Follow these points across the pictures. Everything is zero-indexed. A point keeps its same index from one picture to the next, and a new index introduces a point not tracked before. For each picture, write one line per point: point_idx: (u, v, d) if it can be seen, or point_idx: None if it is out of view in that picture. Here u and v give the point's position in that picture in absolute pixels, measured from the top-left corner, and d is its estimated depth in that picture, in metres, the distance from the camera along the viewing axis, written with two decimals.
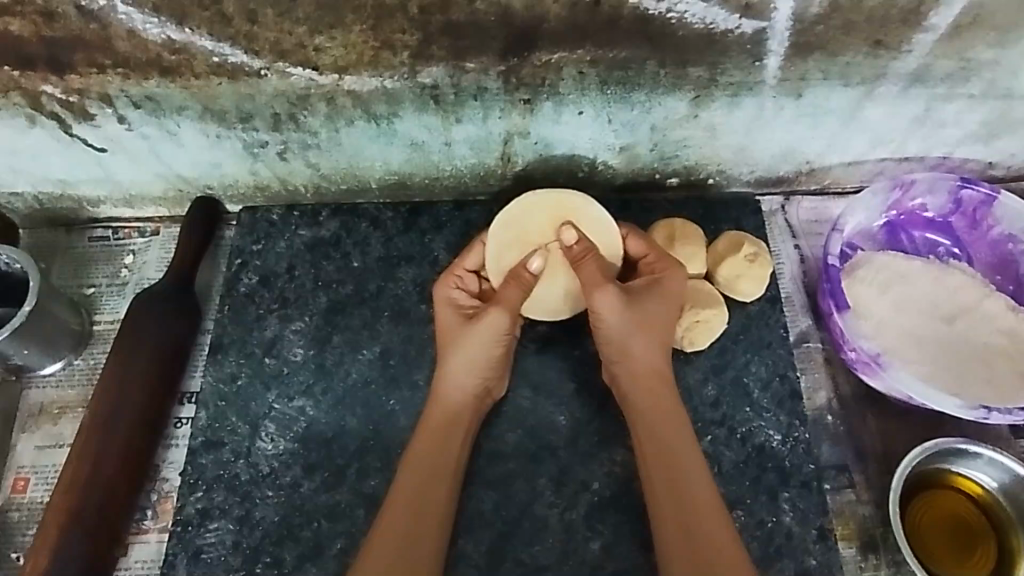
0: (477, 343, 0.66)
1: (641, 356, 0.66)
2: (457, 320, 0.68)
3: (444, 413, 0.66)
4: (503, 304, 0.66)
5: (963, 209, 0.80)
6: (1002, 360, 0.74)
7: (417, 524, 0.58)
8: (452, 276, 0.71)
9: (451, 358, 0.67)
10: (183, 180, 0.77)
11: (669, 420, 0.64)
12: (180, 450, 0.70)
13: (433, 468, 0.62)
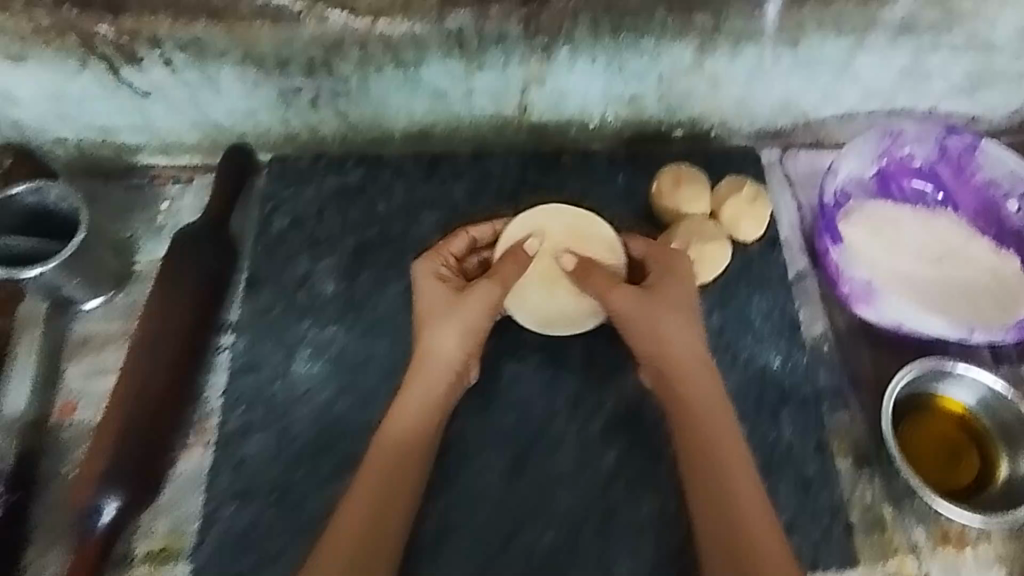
0: (466, 314, 0.67)
1: (673, 345, 0.66)
2: (445, 294, 0.68)
3: (426, 375, 0.66)
4: (498, 276, 0.68)
5: (948, 156, 0.85)
6: (986, 295, 0.79)
7: (399, 458, 0.62)
8: (437, 255, 0.71)
9: (443, 326, 0.67)
10: (219, 128, 0.82)
11: (714, 407, 0.64)
12: (222, 375, 0.74)
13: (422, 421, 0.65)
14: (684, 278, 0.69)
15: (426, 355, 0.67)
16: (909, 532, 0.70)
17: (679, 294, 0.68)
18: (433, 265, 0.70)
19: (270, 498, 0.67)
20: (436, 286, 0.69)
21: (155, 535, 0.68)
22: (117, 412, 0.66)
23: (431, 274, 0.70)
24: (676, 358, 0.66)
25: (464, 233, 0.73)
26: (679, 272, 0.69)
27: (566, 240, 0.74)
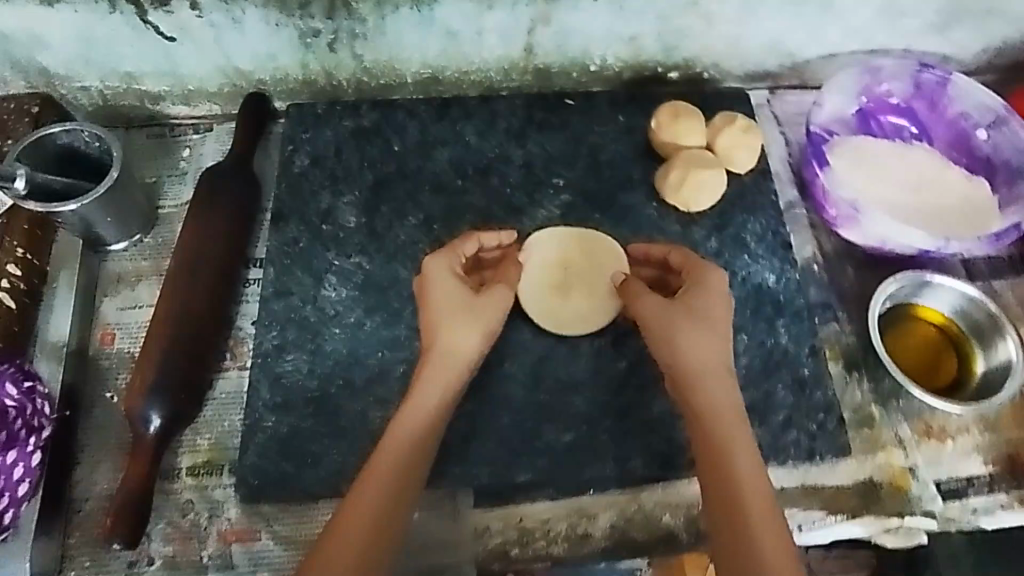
0: (482, 315, 0.70)
1: (694, 349, 0.66)
2: (461, 293, 0.70)
3: (436, 371, 0.67)
4: (506, 280, 0.72)
5: (923, 92, 0.91)
6: (959, 217, 0.85)
7: (413, 451, 0.63)
8: (451, 256, 0.72)
9: (457, 324, 0.68)
10: (239, 74, 0.86)
11: (729, 415, 0.63)
12: (253, 305, 0.79)
13: (435, 418, 0.65)
14: (710, 288, 0.69)
15: (437, 355, 0.67)
16: (895, 428, 0.76)
17: (705, 305, 0.68)
18: (446, 264, 0.71)
19: (306, 410, 0.71)
20: (449, 286, 0.70)
21: (198, 450, 0.72)
22: (160, 337, 0.70)
23: (444, 274, 0.71)
24: (697, 365, 0.65)
25: (475, 237, 0.74)
26: (704, 283, 0.70)
27: (576, 251, 0.80)
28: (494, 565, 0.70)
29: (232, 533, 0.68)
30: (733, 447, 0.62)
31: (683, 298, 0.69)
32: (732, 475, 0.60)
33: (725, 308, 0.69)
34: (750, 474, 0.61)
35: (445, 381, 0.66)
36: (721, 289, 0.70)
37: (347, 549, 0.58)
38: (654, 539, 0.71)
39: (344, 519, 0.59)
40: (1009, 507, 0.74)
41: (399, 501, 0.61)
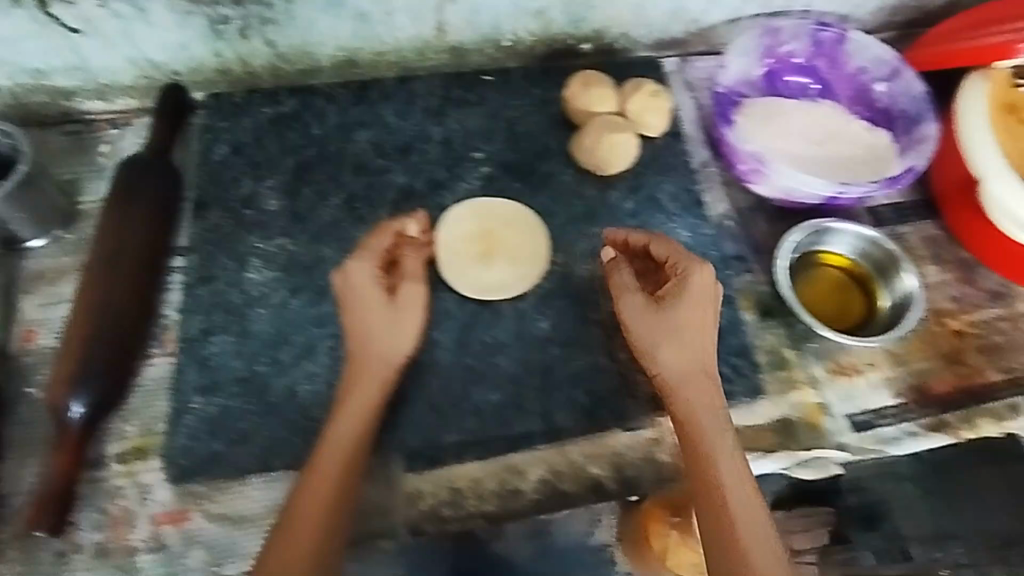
0: (399, 317, 0.72)
1: (675, 355, 0.67)
2: (379, 298, 0.71)
3: (370, 366, 0.70)
4: (415, 276, 0.74)
5: (823, 49, 0.95)
6: (862, 165, 0.89)
7: (351, 454, 0.66)
8: (372, 255, 0.72)
9: (377, 331, 0.71)
10: (152, 66, 0.86)
11: (712, 423, 0.66)
12: (178, 292, 0.79)
13: (368, 422, 0.68)
14: (689, 291, 0.68)
15: (364, 360, 0.70)
16: (809, 368, 0.80)
17: (688, 310, 0.68)
18: (369, 265, 0.72)
19: (234, 389, 0.72)
20: (368, 292, 0.71)
21: (127, 436, 0.72)
22: (82, 328, 0.70)
23: (365, 274, 0.72)
24: (677, 370, 0.67)
25: (389, 228, 0.74)
26: (687, 282, 0.69)
27: (498, 221, 0.82)
28: (428, 526, 0.71)
29: (165, 515, 0.68)
30: (717, 451, 0.64)
31: (664, 299, 0.69)
32: (716, 482, 0.63)
33: (709, 307, 0.69)
34: (734, 479, 0.64)
35: (380, 376, 0.70)
36: (705, 288, 0.69)
37: (300, 555, 0.62)
38: (583, 488, 0.74)
39: (293, 519, 0.63)
40: (917, 435, 0.79)
41: (342, 502, 0.65)
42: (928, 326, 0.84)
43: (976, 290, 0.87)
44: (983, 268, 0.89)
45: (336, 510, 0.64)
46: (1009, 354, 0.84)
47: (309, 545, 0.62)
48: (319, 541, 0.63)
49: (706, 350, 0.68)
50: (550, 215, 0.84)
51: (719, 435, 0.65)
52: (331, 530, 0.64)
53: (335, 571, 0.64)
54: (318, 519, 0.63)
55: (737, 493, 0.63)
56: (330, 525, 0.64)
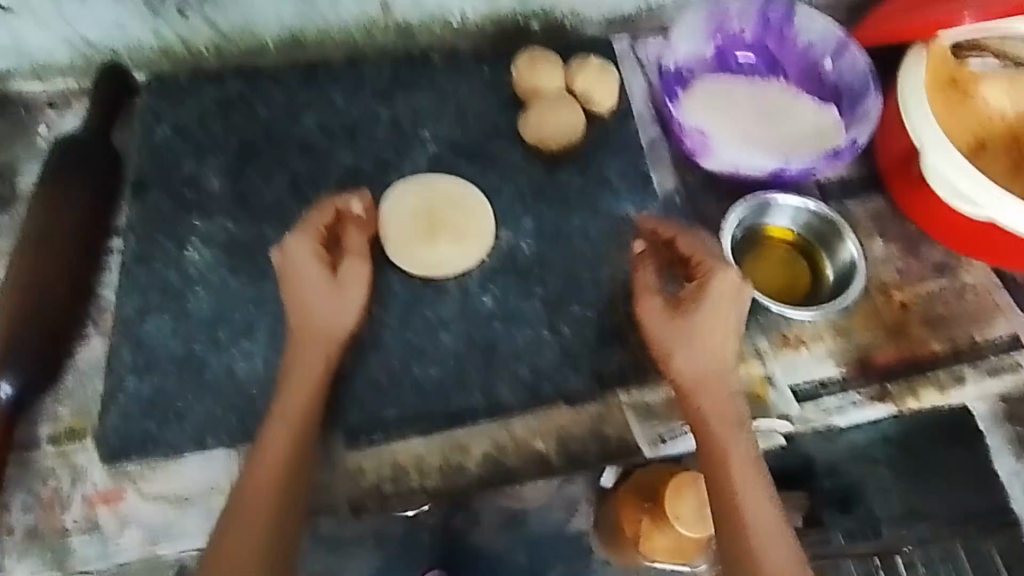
0: (342, 294, 0.71)
1: (694, 360, 0.67)
2: (319, 275, 0.70)
3: (311, 343, 0.69)
4: (358, 252, 0.73)
5: (772, 27, 0.94)
6: (806, 142, 0.89)
7: (300, 430, 0.67)
8: (311, 232, 0.71)
9: (318, 309, 0.70)
10: (90, 45, 0.85)
11: (732, 430, 0.67)
12: (115, 273, 0.79)
13: (315, 398, 0.68)
14: (714, 294, 0.67)
15: (309, 336, 0.69)
16: (754, 341, 0.80)
17: (711, 313, 0.67)
18: (307, 242, 0.70)
19: (170, 367, 0.71)
20: (308, 269, 0.70)
21: (60, 418, 0.71)
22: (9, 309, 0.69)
23: (303, 251, 0.70)
24: (696, 375, 0.67)
25: (329, 206, 0.73)
26: (708, 286, 0.68)
27: (442, 198, 0.80)
28: (370, 502, 0.72)
29: (98, 495, 0.69)
30: (735, 460, 0.65)
31: (684, 302, 0.69)
32: (736, 492, 0.64)
33: (734, 310, 0.68)
34: (753, 488, 0.65)
35: (321, 352, 0.69)
36: (732, 292, 0.67)
37: (256, 527, 0.63)
38: (527, 464, 0.74)
39: (246, 495, 0.64)
40: (861, 405, 0.79)
41: (295, 477, 0.66)
42: (872, 298, 0.85)
43: (921, 263, 0.88)
44: (928, 241, 0.89)
45: (289, 486, 0.65)
46: (953, 325, 0.85)
47: (266, 522, 0.63)
48: (274, 517, 0.64)
49: (728, 354, 0.68)
50: (496, 192, 0.83)
51: (739, 443, 0.66)
52: (288, 505, 0.65)
53: (293, 544, 0.65)
54: (271, 495, 0.64)
55: (755, 504, 0.64)
56: (284, 500, 0.65)
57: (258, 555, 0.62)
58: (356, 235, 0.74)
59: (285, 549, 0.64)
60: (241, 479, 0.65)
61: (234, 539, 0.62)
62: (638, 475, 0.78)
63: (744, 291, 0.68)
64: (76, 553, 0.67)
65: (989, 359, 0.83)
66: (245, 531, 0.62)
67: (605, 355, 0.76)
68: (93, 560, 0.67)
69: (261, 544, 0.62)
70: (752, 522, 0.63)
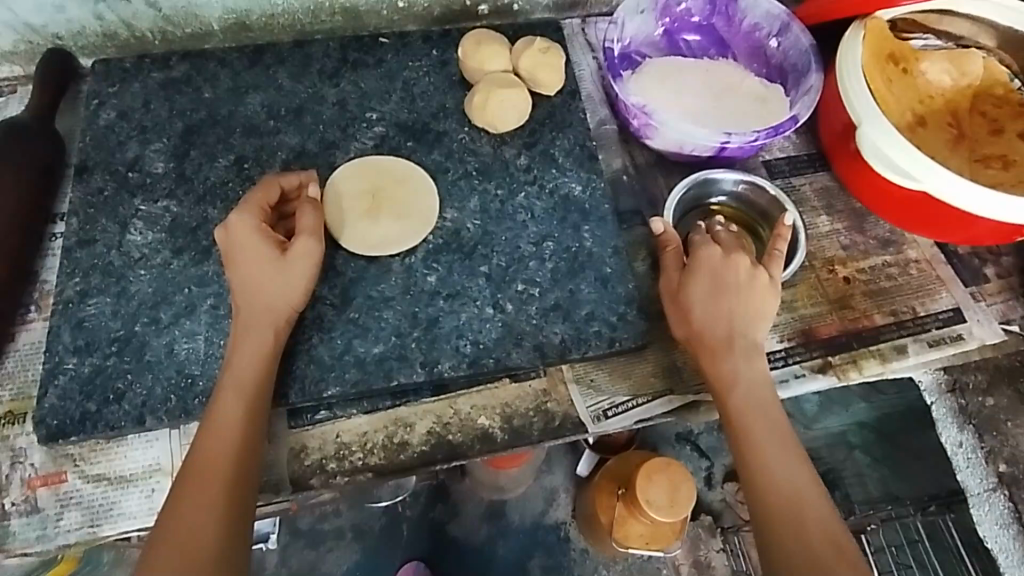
0: (291, 270, 0.70)
1: (701, 325, 0.72)
2: (264, 251, 0.70)
3: (256, 318, 0.69)
4: (307, 230, 0.71)
5: (717, 7, 0.95)
6: (754, 115, 0.90)
7: (253, 400, 0.67)
8: (254, 209, 0.71)
9: (264, 283, 0.70)
10: (32, 31, 0.85)
11: (752, 386, 0.71)
12: (56, 257, 0.79)
13: (265, 371, 0.68)
14: (711, 265, 0.73)
15: (257, 310, 0.69)
16: None
17: (706, 285, 0.73)
18: (250, 219, 0.71)
19: (110, 349, 0.71)
20: (251, 244, 0.70)
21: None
22: None
23: (246, 228, 0.70)
24: (705, 339, 0.72)
25: (272, 182, 0.74)
26: (705, 262, 0.73)
27: (391, 178, 0.82)
28: (314, 479, 0.71)
29: (38, 478, 0.68)
30: (748, 410, 0.70)
31: (689, 276, 0.74)
32: (760, 442, 0.69)
33: (736, 275, 0.73)
34: (773, 434, 0.69)
35: (270, 329, 0.69)
36: (731, 258, 0.73)
37: (207, 494, 0.63)
38: (471, 440, 0.74)
39: (200, 472, 0.64)
40: (803, 376, 0.80)
41: (248, 447, 0.66)
42: (816, 272, 0.86)
43: (865, 238, 0.89)
44: (874, 216, 0.90)
45: (243, 461, 0.65)
46: (895, 297, 0.85)
47: (218, 497, 0.63)
48: (227, 492, 0.63)
49: (741, 319, 0.72)
50: (442, 171, 0.84)
51: (754, 400, 0.70)
52: (242, 481, 0.64)
53: (250, 510, 0.65)
54: (222, 471, 0.64)
55: (775, 449, 0.69)
56: (238, 468, 0.64)
57: (217, 528, 0.62)
58: (307, 214, 0.72)
59: (239, 525, 0.63)
60: (190, 457, 0.65)
61: (188, 514, 0.62)
62: (612, 466, 1.02)
63: (742, 259, 0.74)
64: (16, 536, 0.66)
65: (931, 331, 0.83)
66: (201, 503, 0.62)
67: (547, 329, 0.77)
68: (33, 543, 0.66)
69: (219, 510, 0.62)
70: (773, 468, 0.67)
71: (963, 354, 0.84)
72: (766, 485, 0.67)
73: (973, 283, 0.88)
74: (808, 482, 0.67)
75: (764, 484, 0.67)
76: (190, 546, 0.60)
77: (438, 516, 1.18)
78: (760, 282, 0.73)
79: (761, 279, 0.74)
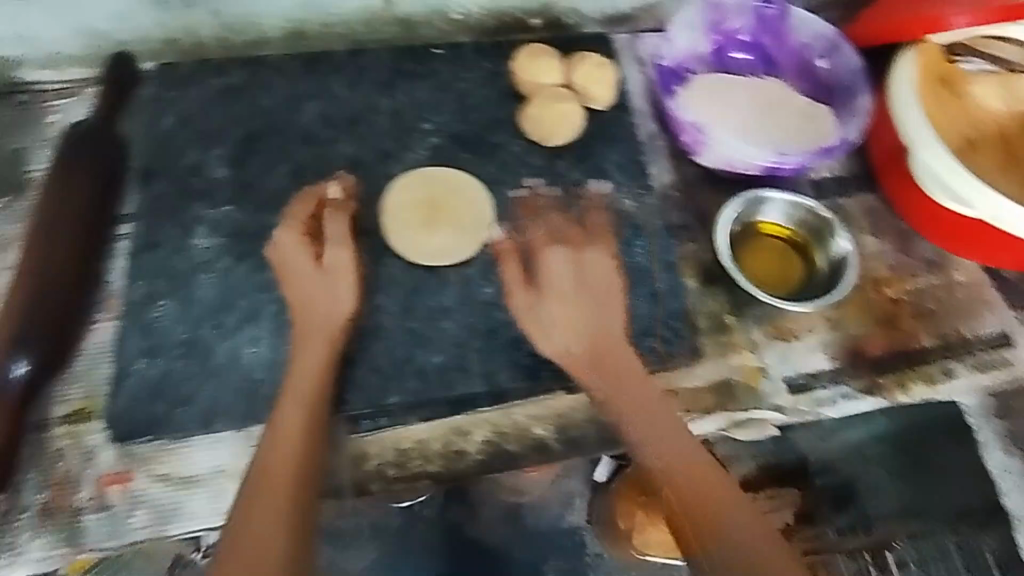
0: (337, 280, 0.72)
1: (586, 345, 0.70)
2: (310, 263, 0.72)
3: (313, 329, 0.71)
4: (343, 242, 0.74)
5: (768, 26, 0.96)
6: (803, 132, 0.90)
7: (314, 409, 0.68)
8: (296, 223, 0.73)
9: (319, 296, 0.72)
10: (98, 35, 0.86)
11: (650, 408, 0.68)
12: (123, 259, 0.79)
13: (322, 381, 0.70)
14: (567, 270, 0.73)
15: (317, 320, 0.71)
16: (748, 332, 0.82)
17: (577, 297, 0.71)
18: (296, 234, 0.73)
19: (177, 352, 0.73)
20: (301, 257, 0.72)
21: (70, 400, 0.72)
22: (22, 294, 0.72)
23: (293, 242, 0.73)
24: (591, 360, 0.70)
25: (311, 197, 0.76)
26: (570, 271, 0.73)
27: (445, 189, 0.83)
28: (374, 484, 0.73)
29: (108, 476, 0.69)
30: (657, 441, 0.66)
31: (546, 291, 0.72)
32: (690, 485, 0.63)
33: (568, 278, 0.72)
34: (696, 468, 0.64)
35: (325, 338, 0.70)
36: (571, 258, 0.73)
37: (276, 496, 0.62)
38: (526, 448, 0.76)
39: (265, 476, 0.63)
40: (852, 397, 0.81)
41: (311, 452, 0.66)
42: (863, 291, 0.87)
43: (912, 259, 0.89)
44: (919, 237, 0.91)
45: (307, 465, 0.66)
46: (943, 319, 0.86)
47: (286, 498, 0.62)
48: (296, 494, 0.63)
49: (613, 323, 0.72)
50: (498, 184, 0.85)
51: (661, 429, 0.67)
52: (308, 484, 0.65)
53: (314, 514, 0.64)
54: (288, 474, 0.64)
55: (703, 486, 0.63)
56: (302, 471, 0.65)
57: (285, 529, 0.60)
58: (335, 222, 0.74)
59: (305, 528, 0.62)
60: (255, 464, 0.65)
61: (256, 518, 0.60)
62: None
63: (590, 255, 0.74)
64: (88, 532, 0.68)
65: (976, 354, 0.85)
66: (270, 505, 0.61)
67: None
68: (106, 540, 0.68)
69: (285, 513, 0.61)
70: (726, 524, 0.60)
71: (1009, 378, 0.85)
72: (682, 496, 0.63)
73: (1019, 305, 0.88)
74: (721, 480, 0.64)
75: (680, 492, 0.63)
76: (263, 550, 0.59)
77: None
78: (612, 278, 0.74)
79: (604, 272, 0.74)
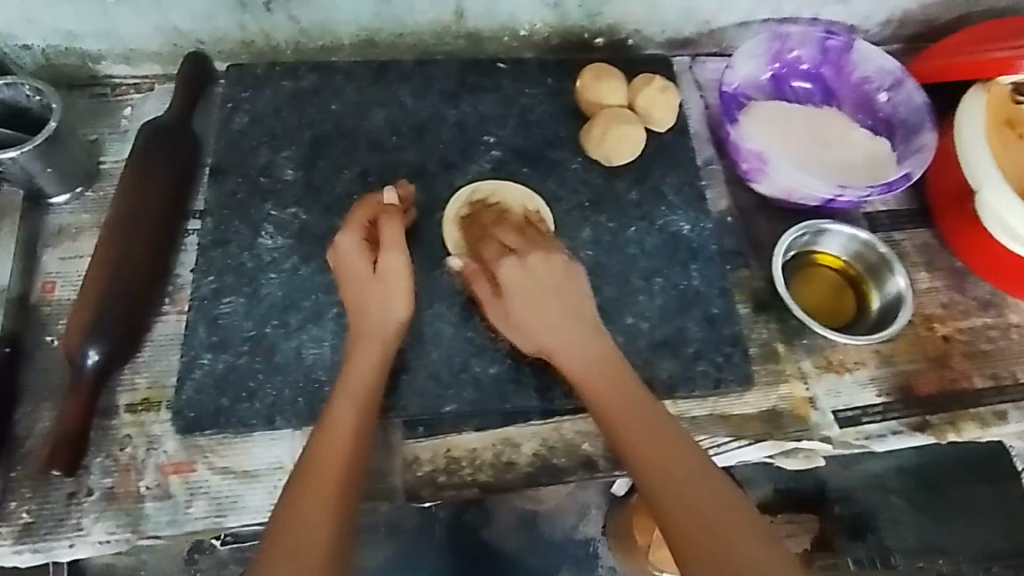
0: (393, 285, 0.72)
1: (569, 358, 0.70)
2: (368, 268, 0.72)
3: (369, 331, 0.72)
4: (398, 246, 0.73)
5: (830, 57, 0.97)
6: (862, 167, 0.91)
7: (365, 412, 0.69)
8: (355, 228, 0.74)
9: (375, 300, 0.72)
10: (179, 34, 0.89)
11: (648, 420, 0.67)
12: (191, 254, 0.83)
13: (375, 383, 0.70)
14: (514, 279, 0.70)
15: (374, 324, 0.72)
16: (798, 362, 0.83)
17: (534, 307, 0.70)
18: (354, 238, 0.74)
19: (243, 348, 0.75)
20: (358, 261, 0.73)
21: (136, 389, 0.75)
22: (100, 283, 0.73)
23: (352, 246, 0.73)
24: (577, 374, 0.69)
25: (371, 201, 0.77)
26: (525, 279, 0.70)
27: (507, 204, 0.85)
28: (425, 491, 0.74)
29: (170, 465, 0.72)
30: (659, 455, 0.65)
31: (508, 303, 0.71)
32: (696, 502, 0.62)
33: (533, 295, 0.70)
34: (699, 482, 0.63)
35: (378, 342, 0.71)
36: (530, 271, 0.70)
37: (322, 497, 0.63)
38: (575, 464, 0.77)
39: (314, 475, 0.64)
40: (902, 433, 0.81)
41: (359, 455, 0.67)
42: (915, 328, 0.87)
43: (965, 298, 0.89)
44: (973, 277, 0.91)
45: (354, 466, 0.66)
46: (995, 362, 0.86)
47: (333, 500, 0.64)
48: (343, 497, 0.64)
49: (577, 327, 0.70)
50: (557, 200, 0.87)
51: (660, 441, 0.65)
52: (354, 486, 0.66)
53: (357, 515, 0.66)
54: (336, 475, 0.65)
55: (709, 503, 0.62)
56: (352, 473, 0.66)
57: (329, 530, 0.62)
58: (390, 226, 0.75)
59: (348, 529, 0.64)
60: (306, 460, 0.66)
61: (303, 516, 0.62)
62: None
63: (536, 256, 0.71)
64: (149, 519, 0.70)
65: None
66: (317, 505, 0.63)
67: (656, 364, 0.79)
68: (165, 527, 0.70)
69: (330, 513, 0.63)
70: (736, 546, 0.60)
71: None
72: (688, 533, 0.61)
73: None
74: (723, 495, 0.63)
75: (691, 538, 0.60)
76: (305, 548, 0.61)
77: (470, 520, 1.06)
78: (566, 278, 0.71)
79: (560, 270, 0.71)
